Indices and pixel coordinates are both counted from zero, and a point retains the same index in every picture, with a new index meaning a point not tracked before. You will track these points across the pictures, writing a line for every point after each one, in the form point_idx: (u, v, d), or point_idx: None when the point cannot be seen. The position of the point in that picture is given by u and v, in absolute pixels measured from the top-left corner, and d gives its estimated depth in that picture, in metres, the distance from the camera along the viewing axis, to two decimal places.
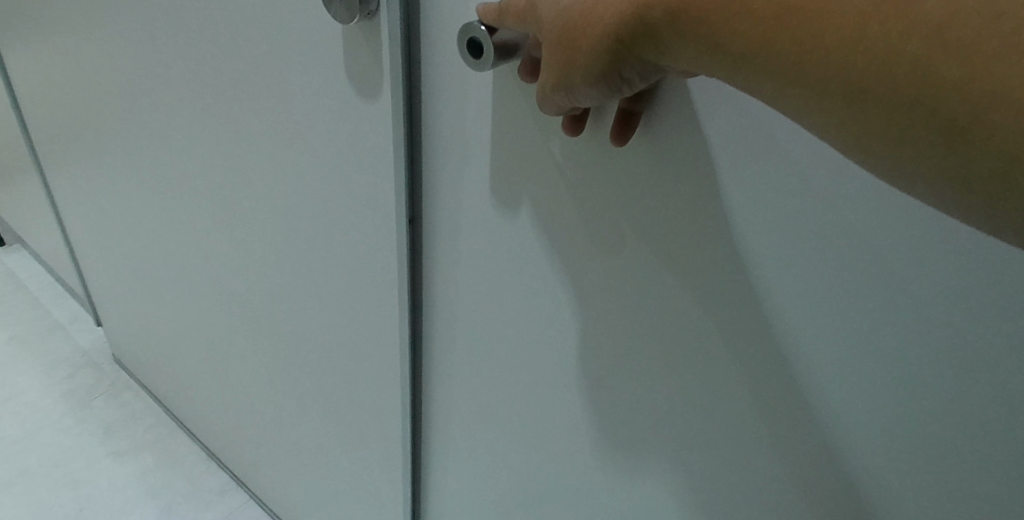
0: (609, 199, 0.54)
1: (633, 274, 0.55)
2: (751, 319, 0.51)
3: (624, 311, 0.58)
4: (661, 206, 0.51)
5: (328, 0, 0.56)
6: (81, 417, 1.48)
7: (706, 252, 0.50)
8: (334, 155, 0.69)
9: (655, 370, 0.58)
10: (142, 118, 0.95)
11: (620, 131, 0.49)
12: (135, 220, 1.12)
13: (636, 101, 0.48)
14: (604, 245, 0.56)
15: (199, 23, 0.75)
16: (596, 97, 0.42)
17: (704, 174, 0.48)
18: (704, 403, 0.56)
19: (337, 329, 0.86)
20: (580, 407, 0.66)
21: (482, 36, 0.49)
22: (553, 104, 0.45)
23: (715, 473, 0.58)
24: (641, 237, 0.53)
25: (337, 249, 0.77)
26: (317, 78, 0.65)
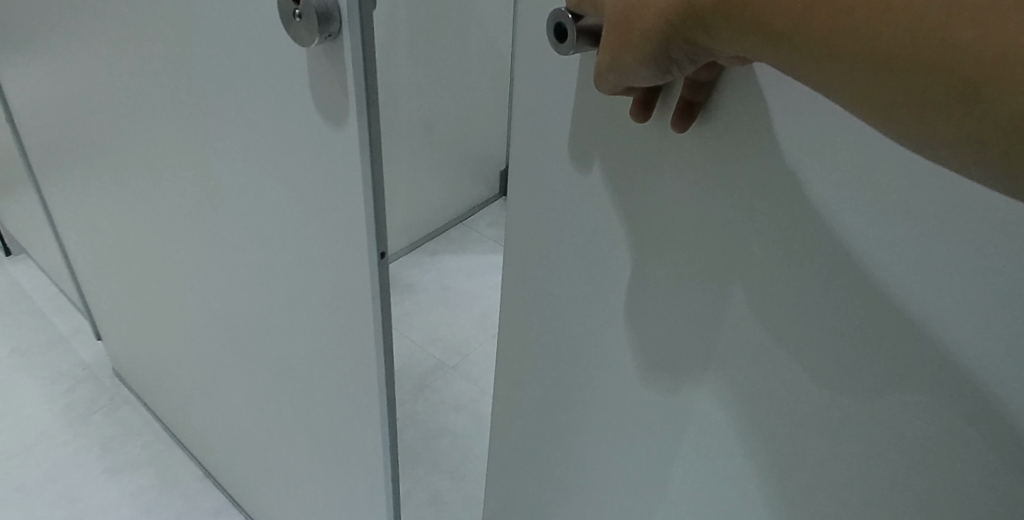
0: (663, 191, 0.48)
1: (674, 268, 0.50)
2: (800, 315, 0.45)
3: (675, 303, 0.51)
4: (702, 193, 0.46)
5: (289, 23, 0.52)
6: (79, 432, 1.46)
7: (749, 240, 0.45)
8: (307, 180, 0.65)
9: (695, 371, 0.53)
10: (127, 133, 0.92)
11: (676, 122, 0.43)
12: (126, 236, 1.10)
13: (700, 90, 0.42)
14: (661, 229, 0.49)
15: (173, 37, 0.71)
16: (649, 78, 0.37)
17: (776, 165, 0.41)
18: (743, 418, 0.51)
19: (322, 353, 0.82)
20: (592, 426, 0.65)
21: (566, 22, 0.42)
22: (609, 89, 0.41)
23: (758, 478, 0.53)
24: (693, 219, 0.47)
25: (314, 276, 0.74)
26: (288, 102, 0.61)
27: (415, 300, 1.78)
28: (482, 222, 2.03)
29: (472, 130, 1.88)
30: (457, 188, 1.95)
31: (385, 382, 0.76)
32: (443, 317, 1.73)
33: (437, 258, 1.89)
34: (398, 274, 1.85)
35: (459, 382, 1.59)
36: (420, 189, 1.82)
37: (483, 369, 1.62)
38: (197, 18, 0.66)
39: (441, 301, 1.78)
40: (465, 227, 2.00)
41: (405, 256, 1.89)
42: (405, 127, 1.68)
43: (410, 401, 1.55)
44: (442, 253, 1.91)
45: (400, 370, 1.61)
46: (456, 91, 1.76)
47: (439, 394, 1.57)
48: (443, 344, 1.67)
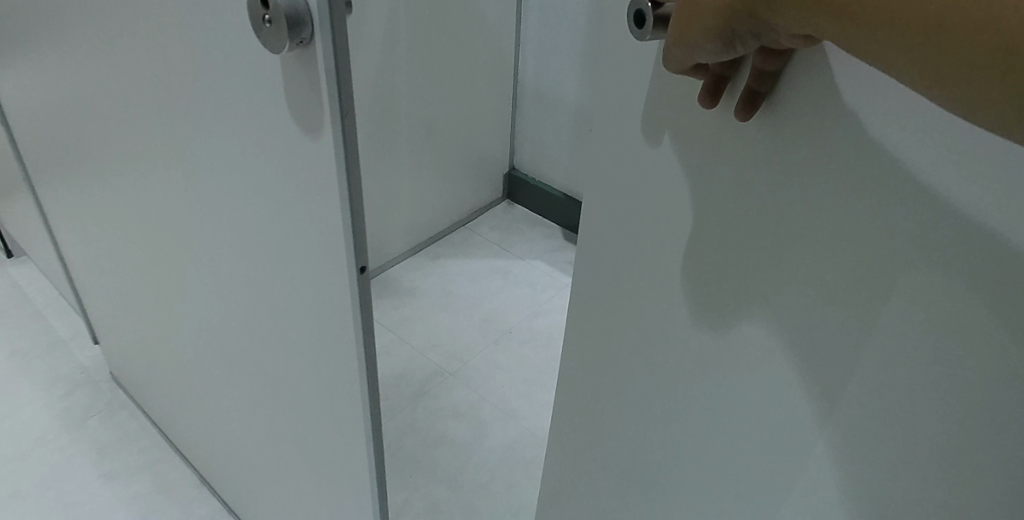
0: (730, 172, 0.47)
1: (733, 240, 0.49)
2: (871, 282, 0.43)
3: (744, 285, 0.50)
4: (764, 163, 0.44)
5: (260, 30, 0.50)
6: (76, 437, 1.45)
7: (814, 205, 0.43)
8: (286, 188, 0.63)
9: (751, 349, 0.51)
10: (114, 137, 0.90)
11: (739, 112, 0.43)
12: (118, 241, 1.08)
13: (764, 81, 0.41)
14: (732, 208, 0.48)
15: (156, 41, 0.69)
16: (714, 56, 0.38)
17: (862, 141, 0.40)
18: (798, 402, 0.50)
19: (308, 365, 0.80)
20: (628, 414, 0.65)
21: (646, 10, 0.42)
22: (675, 65, 0.42)
23: (831, 462, 0.51)
24: (755, 187, 0.46)
25: (296, 285, 0.72)
26: (265, 108, 0.59)
27: (416, 304, 1.76)
28: (484, 226, 2.01)
29: (476, 132, 1.86)
30: (461, 190, 1.93)
31: (368, 395, 0.74)
32: (444, 322, 1.71)
33: (439, 263, 1.88)
34: (399, 279, 1.82)
35: (459, 389, 1.57)
36: (421, 191, 1.80)
37: (483, 376, 1.60)
38: (178, 20, 0.64)
39: (442, 306, 1.76)
40: (467, 231, 1.98)
41: (407, 260, 1.87)
42: (408, 129, 1.66)
43: (409, 408, 1.52)
44: (444, 257, 1.89)
45: (398, 376, 1.59)
46: (460, 92, 1.74)
47: (438, 401, 1.54)
48: (443, 350, 1.65)
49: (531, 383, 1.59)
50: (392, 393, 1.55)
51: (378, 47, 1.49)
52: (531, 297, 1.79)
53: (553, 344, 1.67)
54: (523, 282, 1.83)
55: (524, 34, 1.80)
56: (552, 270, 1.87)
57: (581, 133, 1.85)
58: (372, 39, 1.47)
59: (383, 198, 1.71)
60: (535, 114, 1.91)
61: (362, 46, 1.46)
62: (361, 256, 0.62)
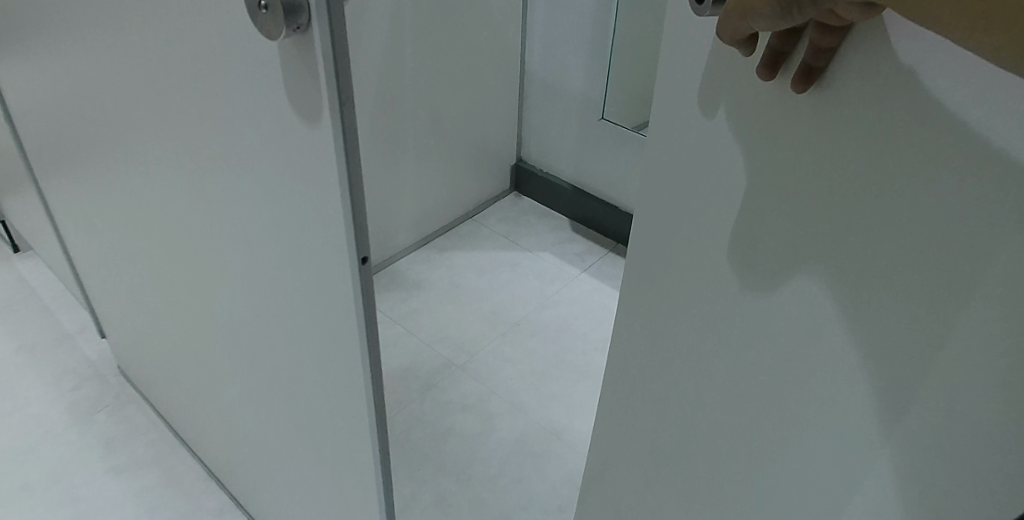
0: (778, 154, 0.45)
1: (783, 223, 0.47)
2: (934, 266, 0.41)
3: (800, 272, 0.48)
4: (817, 143, 0.43)
5: (257, 16, 0.49)
6: (83, 431, 1.45)
7: (874, 184, 0.41)
8: (288, 176, 0.62)
9: (801, 335, 0.50)
10: (116, 129, 0.89)
11: (795, 85, 0.41)
12: (122, 234, 1.07)
13: (821, 56, 0.39)
14: (783, 191, 0.46)
15: (155, 30, 0.68)
16: (770, 22, 0.36)
17: (927, 113, 0.38)
18: (848, 390, 0.49)
19: (313, 360, 0.79)
20: (662, 402, 0.64)
21: None
22: (732, 38, 0.40)
23: (888, 456, 0.49)
24: (807, 167, 0.44)
25: (300, 276, 0.71)
26: (266, 97, 0.58)
27: (424, 297, 1.75)
28: (493, 217, 2.00)
29: (483, 123, 1.85)
30: (468, 182, 1.91)
31: (373, 385, 0.74)
32: (451, 315, 1.70)
33: (446, 255, 1.86)
34: (406, 271, 1.81)
35: (467, 382, 1.56)
36: (428, 183, 1.79)
37: (491, 368, 1.59)
38: (176, 7, 0.62)
39: (449, 298, 1.75)
40: (474, 223, 1.96)
41: (414, 252, 1.86)
42: (414, 120, 1.65)
43: (417, 401, 1.52)
44: (451, 249, 1.88)
45: (405, 369, 1.58)
46: (466, 82, 1.72)
47: (446, 394, 1.53)
48: (451, 342, 1.64)
49: (538, 376, 1.57)
50: (400, 385, 1.54)
51: (383, 38, 1.48)
52: (539, 290, 1.78)
53: (561, 338, 1.66)
54: (531, 275, 1.82)
55: (530, 23, 1.78)
56: (560, 262, 1.86)
57: (589, 123, 1.83)
58: (376, 30, 1.45)
59: (389, 191, 1.69)
60: (544, 104, 1.89)
61: (367, 37, 1.45)
62: (365, 245, 0.61)
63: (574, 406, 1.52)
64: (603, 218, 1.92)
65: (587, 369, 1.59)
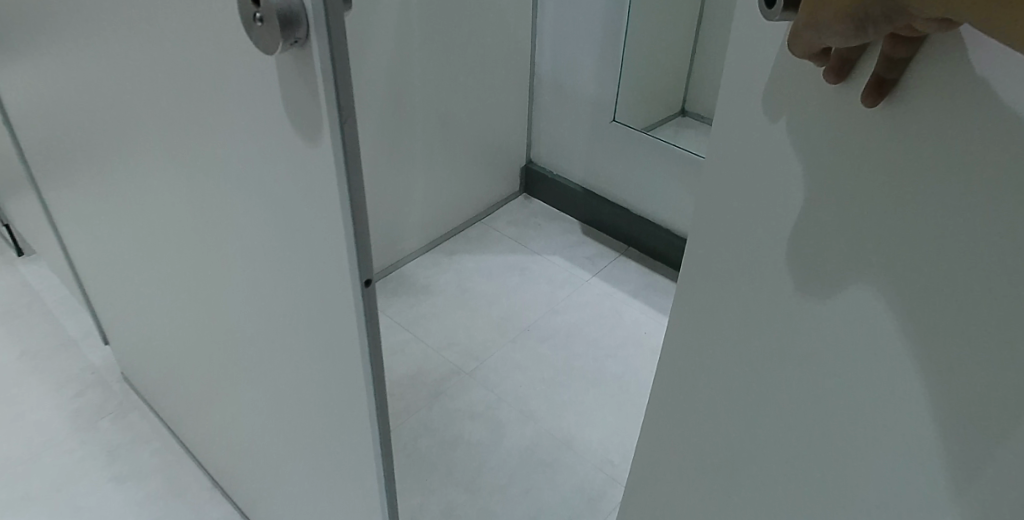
0: (836, 173, 0.43)
1: (840, 242, 0.45)
2: (1007, 279, 0.39)
3: (855, 290, 0.46)
4: (879, 160, 0.41)
5: (251, 28, 0.46)
6: (86, 439, 1.43)
7: (939, 198, 0.40)
8: (290, 194, 0.59)
9: (858, 354, 0.48)
10: (116, 137, 0.86)
11: (864, 98, 0.39)
12: (124, 242, 1.05)
13: (894, 67, 0.37)
14: (839, 212, 0.44)
15: (154, 39, 0.65)
16: (842, 39, 0.36)
17: (1000, 122, 0.36)
18: (908, 409, 0.47)
19: (317, 377, 0.77)
20: (711, 425, 0.62)
21: None
22: (801, 50, 0.39)
23: (960, 478, 0.46)
24: (867, 184, 0.42)
25: (302, 294, 0.68)
26: (267, 112, 0.55)
27: (432, 302, 1.72)
28: (502, 220, 1.96)
29: (494, 124, 1.81)
30: (478, 184, 1.88)
31: (377, 405, 0.71)
32: (460, 320, 1.67)
33: (455, 259, 1.83)
34: (414, 275, 1.79)
35: (475, 390, 1.53)
36: (437, 185, 1.76)
37: (500, 375, 1.56)
38: (175, 16, 0.59)
39: (458, 303, 1.72)
40: (483, 226, 1.93)
41: (422, 256, 1.83)
42: (423, 122, 1.62)
43: (424, 409, 1.49)
44: (460, 253, 1.85)
45: (413, 376, 1.55)
46: (476, 83, 1.69)
47: (454, 401, 1.50)
48: (460, 349, 1.61)
49: (548, 383, 1.54)
50: (408, 392, 1.52)
51: (390, 38, 1.44)
52: (549, 294, 1.75)
53: (571, 344, 1.63)
54: (541, 280, 1.79)
55: (540, 22, 1.75)
56: (570, 266, 1.83)
57: (600, 125, 1.79)
58: (384, 29, 1.42)
59: (398, 194, 1.66)
60: (554, 105, 1.86)
61: (375, 37, 1.41)
62: (368, 269, 0.59)
63: (584, 413, 1.48)
64: (614, 220, 1.89)
65: (596, 377, 1.55)
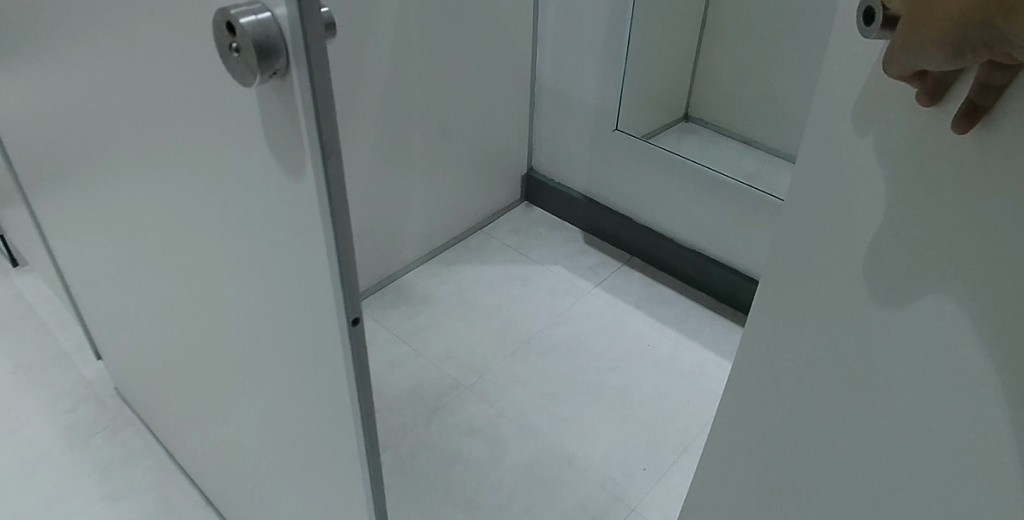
0: (922, 202, 0.52)
1: (922, 260, 0.54)
2: None
3: (932, 302, 0.55)
4: (957, 195, 0.50)
5: (230, 60, 0.43)
6: (79, 456, 1.40)
7: (1006, 225, 0.48)
8: (275, 225, 0.57)
9: (933, 356, 0.56)
10: (105, 155, 0.84)
11: (956, 120, 0.47)
12: (115, 259, 1.02)
13: (987, 94, 0.45)
14: (918, 238, 0.53)
15: (142, 61, 0.63)
16: (939, 64, 0.43)
17: None
18: (983, 402, 0.55)
19: (306, 409, 0.74)
20: (807, 423, 0.71)
21: (877, 9, 0.45)
22: (896, 70, 0.46)
23: None
24: (945, 213, 0.51)
25: (290, 324, 0.66)
26: (251, 141, 0.52)
27: (431, 314, 1.69)
28: (502, 229, 1.93)
29: (495, 133, 1.79)
30: (479, 193, 1.86)
31: (366, 440, 0.68)
32: (460, 332, 1.65)
33: (455, 269, 1.80)
34: (413, 286, 1.76)
35: (475, 405, 1.50)
36: (437, 194, 1.73)
37: (501, 390, 1.53)
38: (161, 38, 0.57)
39: (458, 315, 1.69)
40: (483, 236, 1.90)
41: (421, 266, 1.81)
42: (422, 132, 1.59)
43: (424, 425, 1.46)
44: (460, 263, 1.82)
45: (411, 391, 1.52)
46: (476, 92, 1.66)
47: (454, 417, 1.48)
48: (460, 362, 1.58)
49: (550, 397, 1.51)
50: (407, 407, 1.49)
51: (389, 46, 1.41)
52: (550, 305, 1.72)
53: (573, 357, 1.60)
54: (542, 291, 1.76)
55: (542, 29, 1.72)
56: (572, 276, 1.80)
57: (602, 134, 1.76)
58: (383, 37, 1.39)
59: (396, 204, 1.64)
60: (555, 112, 1.83)
61: (373, 45, 1.38)
62: (354, 307, 0.56)
63: (586, 429, 1.45)
64: (616, 229, 1.86)
65: (598, 391, 1.52)
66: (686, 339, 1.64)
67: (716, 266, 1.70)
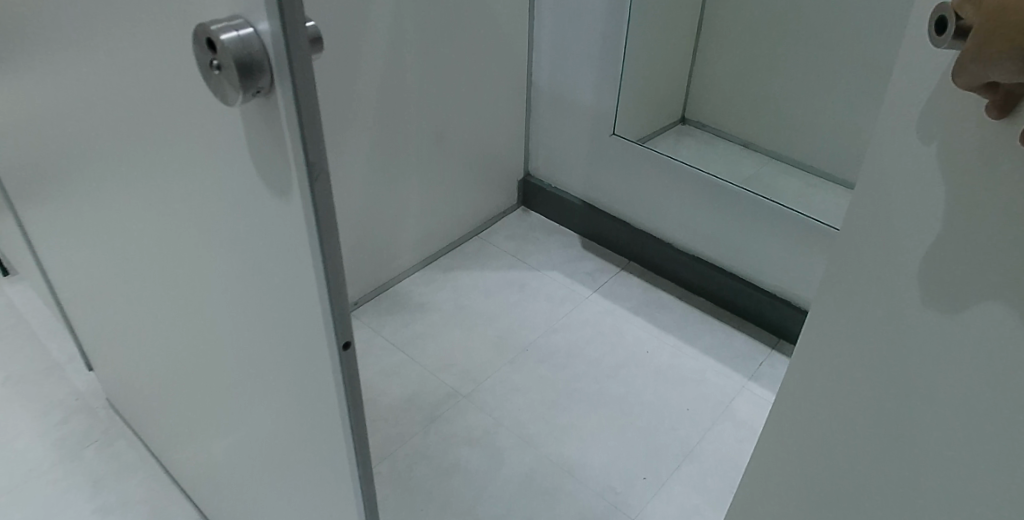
0: (988, 213, 0.54)
1: (984, 270, 0.56)
2: None
3: (990, 310, 0.56)
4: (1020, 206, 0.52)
5: (212, 78, 0.41)
6: (70, 469, 1.38)
7: None
8: (263, 245, 0.55)
9: (991, 361, 0.58)
10: (92, 167, 0.82)
11: None
12: (105, 273, 1.00)
13: None
14: (981, 249, 0.55)
15: (129, 75, 0.61)
16: (1011, 75, 0.45)
17: None
18: None
19: (298, 426, 0.73)
20: (859, 430, 0.72)
21: (951, 19, 0.47)
22: (964, 80, 0.48)
23: None
24: (1007, 224, 0.53)
25: (280, 342, 0.64)
26: (238, 159, 0.51)
27: (428, 321, 1.67)
28: (499, 234, 1.92)
29: (491, 137, 1.77)
30: (476, 198, 1.84)
31: (357, 461, 0.66)
32: (458, 340, 1.63)
33: (452, 276, 1.79)
34: (409, 293, 1.74)
35: (473, 414, 1.48)
36: (434, 200, 1.71)
37: (499, 398, 1.51)
38: (147, 53, 0.55)
39: (454, 322, 1.67)
40: (480, 241, 1.89)
41: (418, 272, 1.79)
42: (418, 137, 1.57)
43: (420, 435, 1.44)
44: (456, 269, 1.80)
45: (408, 400, 1.50)
46: (472, 97, 1.64)
47: (452, 426, 1.46)
48: (457, 370, 1.56)
49: (548, 406, 1.50)
50: (403, 417, 1.47)
51: (383, 51, 1.39)
52: (548, 311, 1.70)
53: (571, 364, 1.58)
54: (540, 297, 1.74)
55: (538, 33, 1.70)
56: (570, 282, 1.78)
57: (599, 139, 1.75)
58: (377, 42, 1.37)
59: (393, 210, 1.62)
60: (552, 117, 1.82)
61: (367, 50, 1.36)
62: (344, 330, 0.55)
63: (584, 438, 1.44)
64: (613, 235, 1.84)
65: (598, 399, 1.51)
66: (686, 346, 1.63)
67: (715, 270, 1.68)
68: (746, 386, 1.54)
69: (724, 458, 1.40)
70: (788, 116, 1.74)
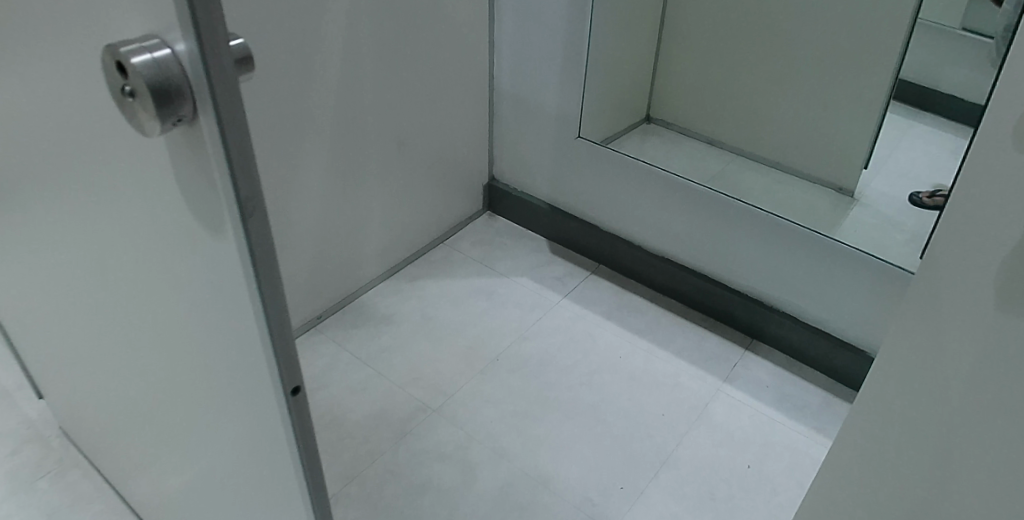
0: None
1: None
2: None
3: None
4: None
5: (127, 108, 0.39)
6: (21, 504, 1.31)
7: None
8: (201, 281, 0.51)
9: None
10: (23, 193, 0.76)
11: None
12: (46, 302, 0.94)
13: None
14: None
15: (53, 99, 0.56)
16: None
17: None
18: None
19: (253, 465, 0.68)
20: (943, 445, 0.72)
21: None
22: None
23: None
24: None
25: (229, 381, 0.60)
26: (168, 191, 0.47)
27: (396, 332, 1.63)
28: (465, 241, 1.88)
29: (455, 143, 1.73)
30: (440, 205, 1.80)
31: (314, 502, 0.62)
32: (427, 351, 1.59)
33: (418, 284, 1.74)
34: (375, 304, 1.69)
35: (445, 428, 1.44)
36: (398, 209, 1.67)
37: (471, 410, 1.47)
38: (73, 78, 0.51)
39: (423, 333, 1.63)
40: (447, 248, 1.85)
41: (383, 283, 1.74)
42: (378, 146, 1.52)
43: (390, 452, 1.39)
44: (423, 278, 1.76)
45: (377, 416, 1.45)
46: (432, 103, 1.60)
47: (423, 441, 1.41)
48: (426, 383, 1.52)
49: (520, 417, 1.46)
50: (372, 434, 1.42)
51: (339, 58, 1.34)
52: (518, 318, 1.67)
53: (544, 372, 1.55)
54: (510, 304, 1.70)
55: (498, 35, 1.67)
56: (539, 288, 1.75)
57: (564, 142, 1.72)
58: (332, 49, 1.32)
59: (355, 220, 1.57)
60: (515, 120, 1.78)
61: (322, 58, 1.31)
62: (288, 372, 0.51)
63: (560, 448, 1.41)
64: (583, 239, 1.82)
65: (572, 407, 1.48)
66: (659, 349, 1.60)
67: (687, 272, 1.66)
68: (722, 388, 1.52)
69: (701, 464, 1.38)
70: (754, 111, 1.74)
